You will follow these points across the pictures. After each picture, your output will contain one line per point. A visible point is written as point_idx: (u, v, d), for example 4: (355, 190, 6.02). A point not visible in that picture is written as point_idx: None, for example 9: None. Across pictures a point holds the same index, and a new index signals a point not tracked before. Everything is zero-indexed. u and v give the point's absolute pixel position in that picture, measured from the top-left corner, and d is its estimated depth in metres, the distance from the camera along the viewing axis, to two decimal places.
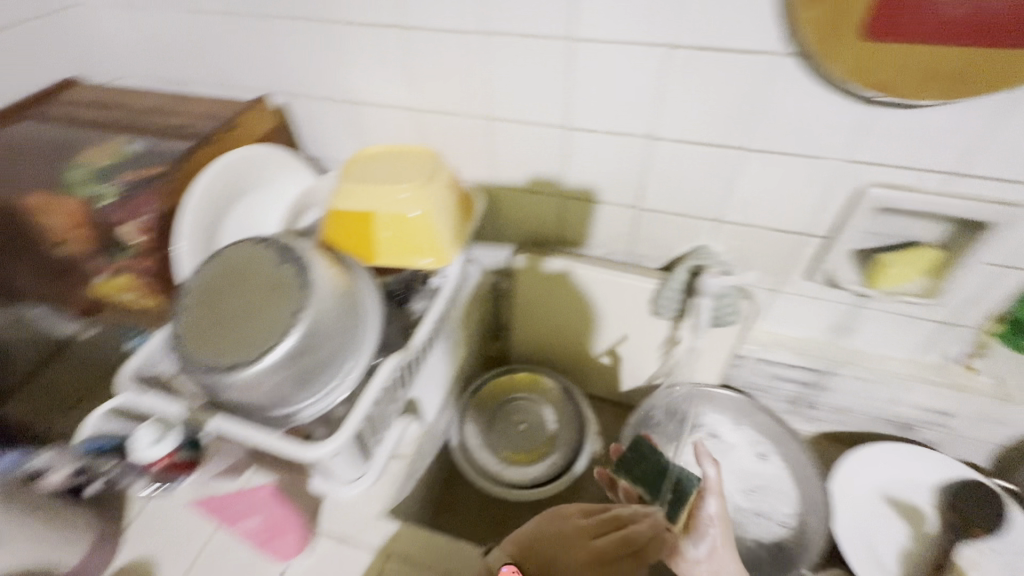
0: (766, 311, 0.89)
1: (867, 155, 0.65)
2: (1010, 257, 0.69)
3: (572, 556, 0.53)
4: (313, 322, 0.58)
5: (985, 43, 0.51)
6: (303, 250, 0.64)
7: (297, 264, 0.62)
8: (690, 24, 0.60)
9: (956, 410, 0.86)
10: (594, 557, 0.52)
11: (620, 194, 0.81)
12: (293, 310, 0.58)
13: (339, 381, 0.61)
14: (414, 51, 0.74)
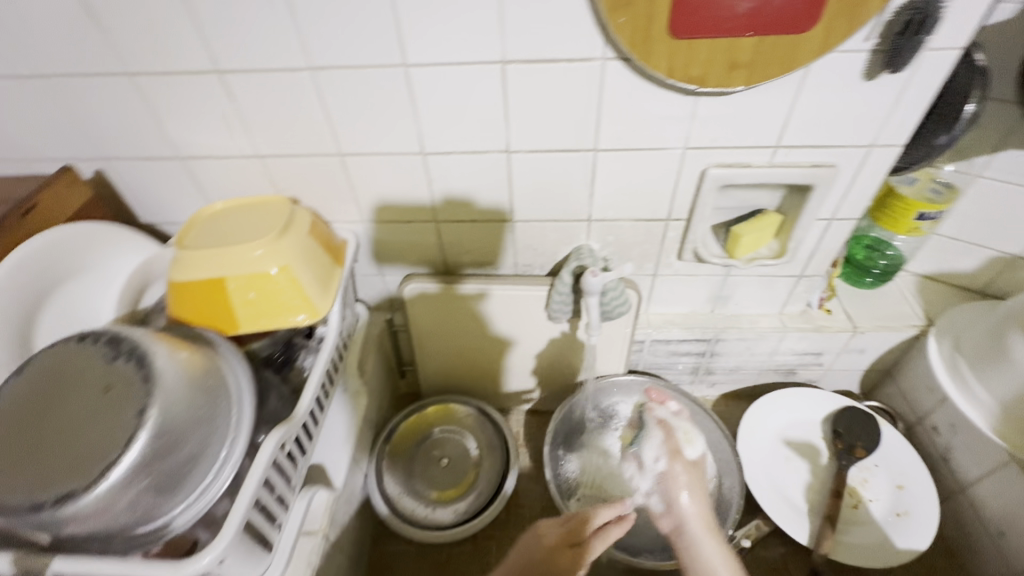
0: (651, 294, 0.93)
1: (701, 141, 0.70)
2: (834, 210, 0.78)
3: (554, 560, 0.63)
4: (168, 412, 0.51)
5: (770, 33, 0.57)
6: (133, 337, 0.55)
7: (133, 353, 0.54)
8: (518, 40, 0.61)
9: (823, 348, 0.97)
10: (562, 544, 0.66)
11: (492, 210, 0.81)
12: (139, 407, 0.51)
13: (216, 474, 0.54)
14: (242, 96, 0.68)
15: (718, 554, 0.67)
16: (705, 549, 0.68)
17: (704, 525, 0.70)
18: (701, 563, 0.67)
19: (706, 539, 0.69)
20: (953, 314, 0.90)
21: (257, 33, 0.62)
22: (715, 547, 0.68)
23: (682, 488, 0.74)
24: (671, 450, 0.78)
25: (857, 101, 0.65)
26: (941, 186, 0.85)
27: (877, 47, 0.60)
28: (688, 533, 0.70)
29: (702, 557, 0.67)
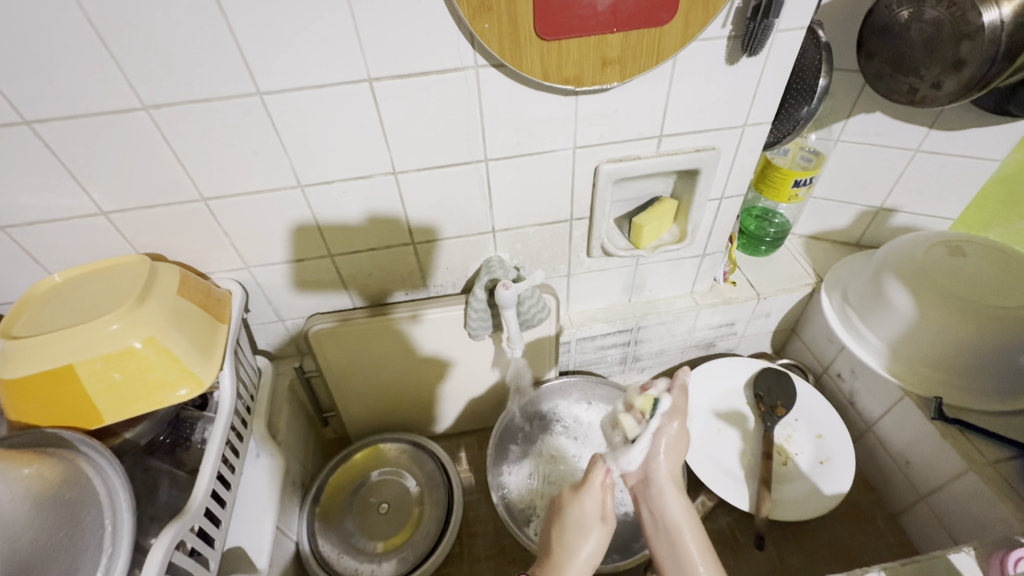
0: (569, 294, 0.93)
1: (589, 140, 0.69)
2: (723, 189, 0.81)
3: (571, 530, 0.61)
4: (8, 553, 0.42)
5: (633, 28, 0.57)
6: None
7: None
8: (382, 56, 0.57)
9: (735, 319, 1.01)
10: (577, 518, 0.61)
11: (389, 235, 0.76)
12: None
13: None
14: (66, 148, 0.58)
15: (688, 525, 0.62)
16: (668, 509, 0.63)
17: (670, 477, 0.65)
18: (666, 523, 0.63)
19: (672, 496, 0.63)
20: (837, 268, 0.98)
21: (69, 75, 0.53)
22: (685, 512, 0.63)
23: (670, 449, 0.66)
24: (672, 413, 0.66)
25: (725, 84, 0.67)
26: (810, 154, 0.91)
27: (733, 32, 0.62)
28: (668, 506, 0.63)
29: (667, 518, 0.63)
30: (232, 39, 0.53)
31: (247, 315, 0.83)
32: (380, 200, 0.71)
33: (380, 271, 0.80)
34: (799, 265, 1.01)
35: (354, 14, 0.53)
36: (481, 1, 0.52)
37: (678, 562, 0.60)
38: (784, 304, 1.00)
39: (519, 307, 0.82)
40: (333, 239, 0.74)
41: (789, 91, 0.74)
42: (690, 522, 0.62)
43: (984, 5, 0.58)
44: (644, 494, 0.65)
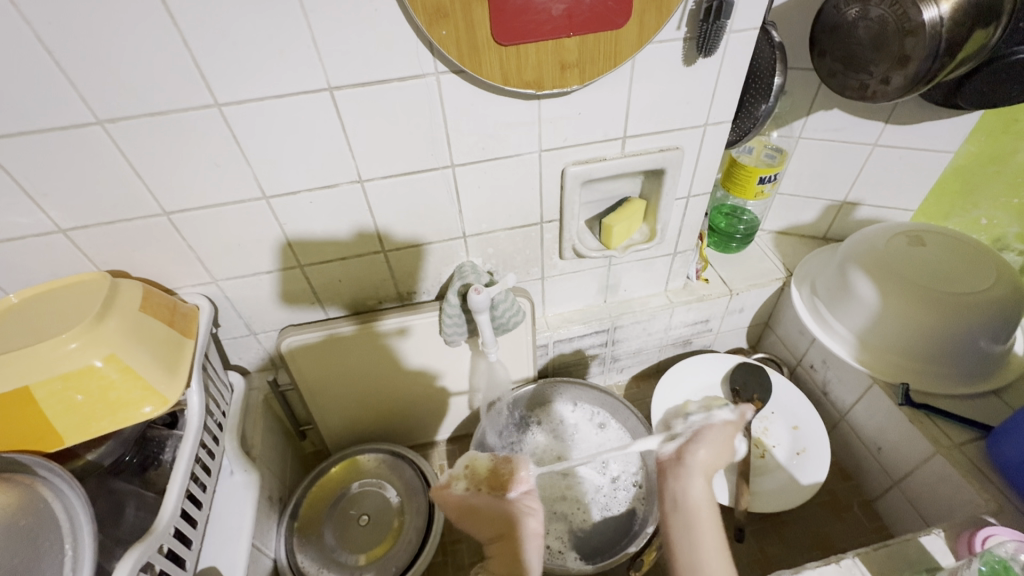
0: (543, 297, 0.93)
1: (554, 143, 0.70)
2: (690, 187, 0.82)
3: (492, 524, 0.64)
4: None
5: (589, 32, 0.58)
6: None
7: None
8: (341, 65, 0.57)
9: (709, 315, 1.03)
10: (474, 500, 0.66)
11: (360, 244, 0.75)
12: None
13: None
14: (19, 165, 0.57)
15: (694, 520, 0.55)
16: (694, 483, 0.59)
17: (706, 508, 0.56)
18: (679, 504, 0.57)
19: (699, 479, 0.58)
20: (806, 262, 1.00)
21: (20, 90, 0.52)
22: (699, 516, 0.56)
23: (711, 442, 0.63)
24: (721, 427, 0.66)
25: (685, 85, 0.68)
26: (774, 151, 0.93)
27: (688, 34, 0.63)
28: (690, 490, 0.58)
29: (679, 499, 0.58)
30: (187, 51, 0.52)
31: (217, 329, 0.81)
32: (346, 207, 0.70)
33: (350, 280, 0.80)
34: (768, 260, 1.03)
35: (309, 20, 0.53)
36: (437, 8, 0.53)
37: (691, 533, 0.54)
38: (757, 298, 1.02)
39: (493, 311, 0.82)
40: (300, 248, 0.73)
41: (748, 88, 0.75)
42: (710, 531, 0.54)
43: (924, 2, 0.59)
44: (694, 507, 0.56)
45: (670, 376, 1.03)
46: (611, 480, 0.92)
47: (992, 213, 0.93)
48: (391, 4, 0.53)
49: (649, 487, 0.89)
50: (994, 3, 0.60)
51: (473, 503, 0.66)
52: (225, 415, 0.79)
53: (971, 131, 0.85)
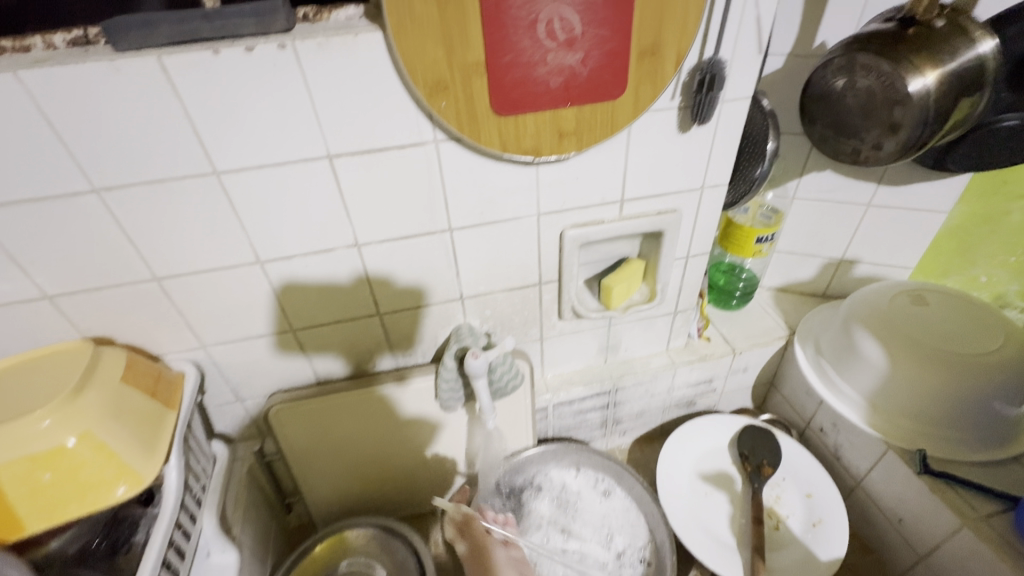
0: (542, 359, 0.90)
1: (553, 206, 0.70)
2: (689, 248, 0.81)
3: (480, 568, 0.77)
4: None
5: (586, 103, 0.59)
6: None
7: None
8: (342, 135, 0.57)
9: (713, 375, 1.00)
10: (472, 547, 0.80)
11: (356, 307, 0.74)
12: None
13: None
14: (9, 234, 0.56)
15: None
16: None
17: None
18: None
19: None
20: (807, 320, 0.99)
21: (13, 159, 0.51)
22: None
23: None
24: None
25: (681, 150, 0.69)
26: (769, 212, 0.94)
27: (683, 103, 0.64)
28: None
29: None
30: (188, 124, 0.53)
31: (204, 396, 0.78)
32: (343, 270, 0.69)
33: (344, 344, 0.78)
34: (769, 319, 1.02)
35: (311, 94, 0.54)
36: (437, 81, 0.54)
37: None
38: (761, 357, 1.00)
39: (491, 375, 0.79)
40: (293, 311, 0.72)
41: (744, 152, 0.76)
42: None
43: (910, 75, 0.60)
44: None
45: (675, 439, 0.99)
46: (616, 556, 0.86)
47: (991, 270, 0.93)
48: (392, 77, 0.54)
49: (659, 564, 0.83)
50: (976, 76, 0.61)
51: (483, 554, 0.79)
52: (204, 489, 0.74)
53: (962, 192, 0.86)
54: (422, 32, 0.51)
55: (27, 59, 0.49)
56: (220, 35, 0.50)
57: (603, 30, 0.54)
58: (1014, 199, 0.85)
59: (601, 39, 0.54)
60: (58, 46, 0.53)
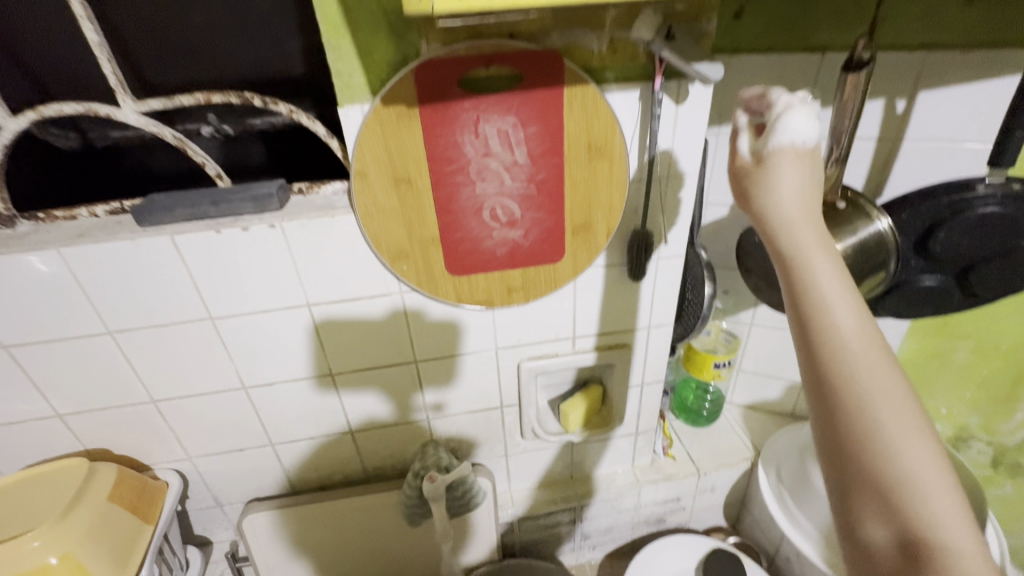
0: (508, 473, 0.94)
1: (509, 342, 0.78)
2: (643, 377, 0.87)
3: None
4: None
5: (530, 266, 0.68)
6: None
7: None
8: (319, 289, 0.67)
9: (680, 494, 1.02)
10: None
11: (329, 425, 0.81)
12: None
13: None
14: (36, 366, 0.66)
15: (807, 233, 0.38)
16: (823, 383, 0.35)
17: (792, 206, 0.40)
18: (808, 322, 0.36)
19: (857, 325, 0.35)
20: (773, 440, 1.01)
21: (46, 309, 0.62)
22: (823, 255, 0.37)
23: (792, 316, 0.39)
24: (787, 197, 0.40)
25: (624, 297, 0.77)
26: (728, 336, 1.00)
27: (619, 261, 0.72)
28: (867, 527, 0.33)
29: (803, 293, 0.36)
30: (192, 282, 0.64)
31: (187, 502, 0.84)
32: (318, 394, 0.77)
33: (315, 457, 0.84)
34: (736, 439, 1.04)
35: (294, 259, 0.64)
36: (400, 250, 0.64)
37: (819, 322, 0.36)
38: (727, 478, 1.01)
39: (450, 493, 0.83)
40: (271, 427, 0.79)
41: (686, 282, 0.82)
42: (946, 488, 0.32)
43: None
44: (852, 489, 0.33)
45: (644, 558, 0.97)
46: None
47: (949, 403, 0.96)
48: (361, 247, 0.65)
49: None
50: (879, 252, 0.70)
51: None
52: None
53: (908, 330, 0.90)
54: (384, 218, 0.61)
55: (70, 233, 0.61)
56: (224, 214, 0.62)
57: (540, 214, 0.64)
58: (957, 339, 0.89)
59: (538, 220, 0.64)
60: (99, 215, 0.65)
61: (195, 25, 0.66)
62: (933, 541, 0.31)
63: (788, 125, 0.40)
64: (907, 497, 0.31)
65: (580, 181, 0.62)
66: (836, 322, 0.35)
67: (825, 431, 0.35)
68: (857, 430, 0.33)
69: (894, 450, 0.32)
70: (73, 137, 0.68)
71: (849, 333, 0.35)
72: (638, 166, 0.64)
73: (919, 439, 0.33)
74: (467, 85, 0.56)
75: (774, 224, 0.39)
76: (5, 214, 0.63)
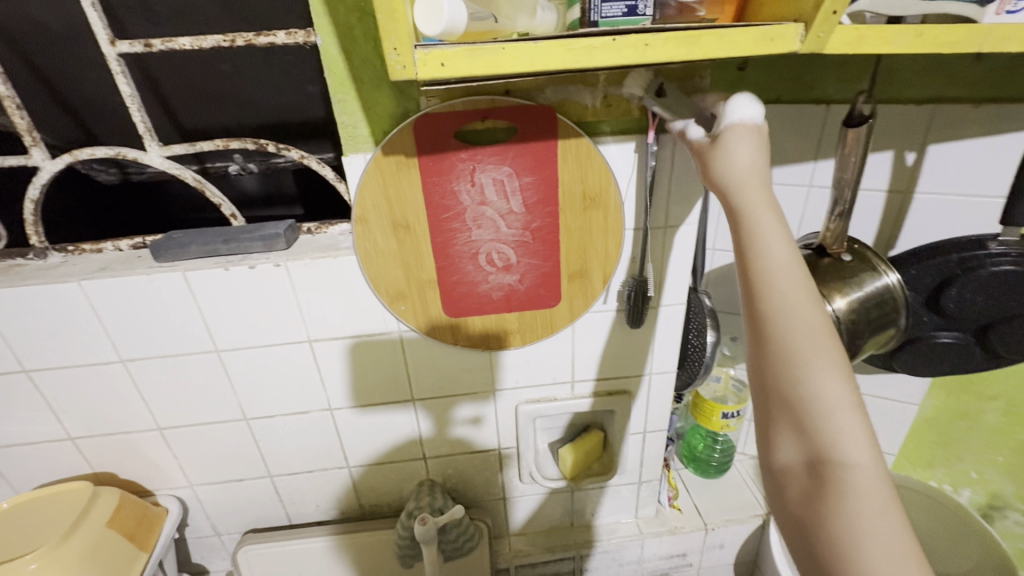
0: (507, 517, 0.93)
1: (507, 385, 0.77)
2: (645, 424, 0.85)
3: None
4: None
5: (526, 310, 0.68)
6: None
7: None
8: (320, 327, 0.69)
9: (686, 549, 0.97)
10: None
11: (328, 460, 0.81)
12: None
13: None
14: (52, 390, 0.70)
15: (755, 183, 0.39)
16: (754, 316, 0.37)
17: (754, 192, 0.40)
18: (745, 259, 0.38)
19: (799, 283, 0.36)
20: None
21: (63, 336, 0.66)
22: (768, 208, 0.39)
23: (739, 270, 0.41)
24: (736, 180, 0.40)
25: (624, 343, 0.76)
26: (739, 384, 0.96)
27: (619, 306, 0.71)
28: (780, 447, 0.35)
29: (744, 234, 0.38)
30: (200, 316, 0.67)
31: (186, 529, 0.86)
32: (317, 429, 0.78)
33: (311, 491, 0.84)
34: (747, 493, 0.99)
35: (296, 295, 0.66)
36: (397, 291, 0.66)
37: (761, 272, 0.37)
38: (737, 535, 0.96)
39: (443, 537, 0.81)
40: (270, 459, 0.80)
41: (689, 327, 0.80)
42: (853, 413, 0.34)
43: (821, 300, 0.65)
44: (770, 411, 0.36)
45: None
46: None
47: (979, 466, 0.90)
48: (360, 286, 0.66)
49: None
50: (888, 305, 0.67)
51: None
52: None
53: (931, 388, 0.85)
54: (383, 260, 0.63)
55: (93, 266, 0.65)
56: (234, 252, 0.65)
57: (536, 259, 0.65)
58: (984, 399, 0.85)
59: (534, 265, 0.65)
60: (122, 248, 0.68)
61: (224, 72, 0.76)
62: (841, 465, 0.33)
63: (736, 107, 0.43)
64: (815, 419, 0.34)
65: (574, 229, 0.63)
66: (772, 260, 0.37)
67: (755, 360, 0.37)
68: (778, 359, 0.35)
69: (808, 384, 0.34)
70: (113, 172, 0.76)
71: (781, 271, 0.37)
72: (635, 216, 0.64)
73: (835, 368, 0.34)
74: (464, 137, 0.59)
75: (731, 185, 0.40)
76: (39, 245, 0.67)
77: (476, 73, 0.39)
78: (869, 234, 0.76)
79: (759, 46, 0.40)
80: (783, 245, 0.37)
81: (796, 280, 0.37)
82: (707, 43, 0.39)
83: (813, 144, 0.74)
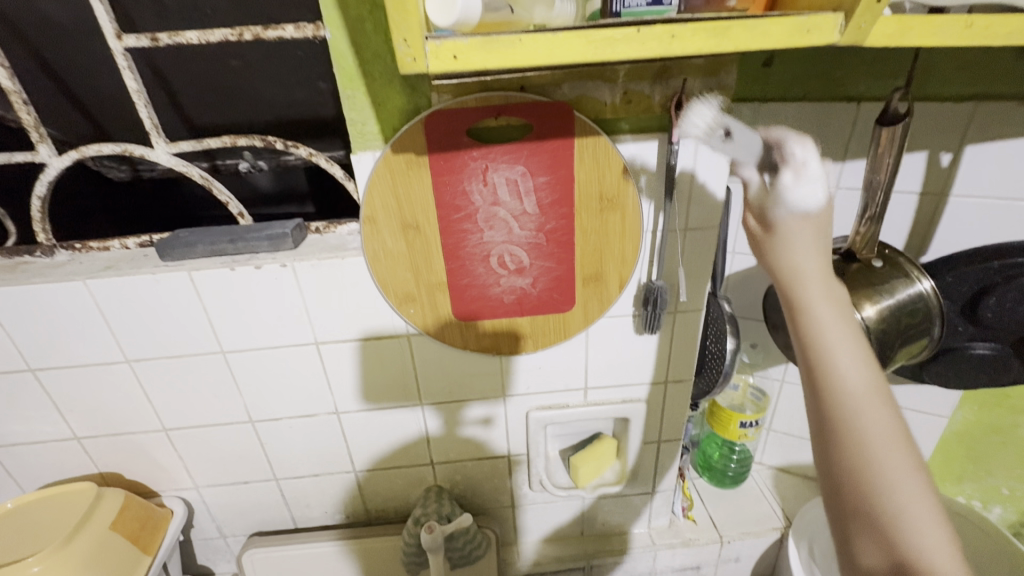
0: (516, 525, 0.90)
1: (518, 390, 0.75)
2: (659, 433, 0.82)
3: None
4: None
5: (538, 315, 0.66)
6: None
7: None
8: (327, 329, 0.68)
9: (700, 561, 0.94)
10: None
11: (334, 463, 0.80)
12: None
13: None
14: (58, 389, 0.69)
15: (816, 277, 0.41)
16: (820, 405, 0.37)
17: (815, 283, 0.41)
18: (810, 353, 0.39)
19: (866, 379, 0.37)
20: (806, 510, 0.91)
21: (68, 335, 0.65)
22: (832, 302, 0.40)
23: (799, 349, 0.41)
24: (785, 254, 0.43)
25: (639, 350, 0.73)
26: (757, 392, 0.93)
27: (637, 311, 0.69)
28: (860, 550, 0.34)
29: (804, 329, 0.39)
30: (205, 316, 0.65)
31: (191, 530, 0.85)
32: (323, 432, 0.77)
33: (317, 495, 0.83)
34: (765, 505, 0.96)
35: (303, 296, 0.65)
36: (406, 294, 0.64)
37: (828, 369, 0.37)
38: (753, 549, 0.93)
39: (450, 545, 0.79)
40: (276, 462, 0.79)
41: (707, 333, 0.77)
42: (930, 509, 0.33)
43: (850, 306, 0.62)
44: (848, 514, 0.35)
45: None
46: None
47: (1010, 482, 0.86)
48: (368, 288, 0.64)
49: None
50: (921, 311, 0.64)
51: None
52: None
53: (961, 401, 0.82)
54: (392, 262, 0.61)
55: (99, 264, 0.64)
56: (240, 252, 0.63)
57: (549, 262, 0.62)
58: (1019, 413, 0.81)
59: (547, 268, 0.63)
60: (130, 246, 0.67)
61: (233, 68, 0.75)
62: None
63: (793, 171, 0.44)
64: (897, 527, 0.33)
65: (590, 232, 0.61)
66: (835, 354, 0.38)
67: (824, 458, 0.37)
68: (852, 460, 0.35)
69: (886, 487, 0.34)
70: (124, 169, 0.76)
71: (847, 365, 0.37)
72: (653, 218, 0.61)
73: (910, 467, 0.34)
74: (477, 134, 0.56)
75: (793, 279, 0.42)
76: (46, 243, 0.66)
77: (490, 66, 0.36)
78: (899, 239, 0.72)
79: (794, 39, 0.37)
80: (845, 335, 0.38)
81: (862, 379, 0.37)
82: (738, 35, 0.36)
83: (843, 144, 0.70)
